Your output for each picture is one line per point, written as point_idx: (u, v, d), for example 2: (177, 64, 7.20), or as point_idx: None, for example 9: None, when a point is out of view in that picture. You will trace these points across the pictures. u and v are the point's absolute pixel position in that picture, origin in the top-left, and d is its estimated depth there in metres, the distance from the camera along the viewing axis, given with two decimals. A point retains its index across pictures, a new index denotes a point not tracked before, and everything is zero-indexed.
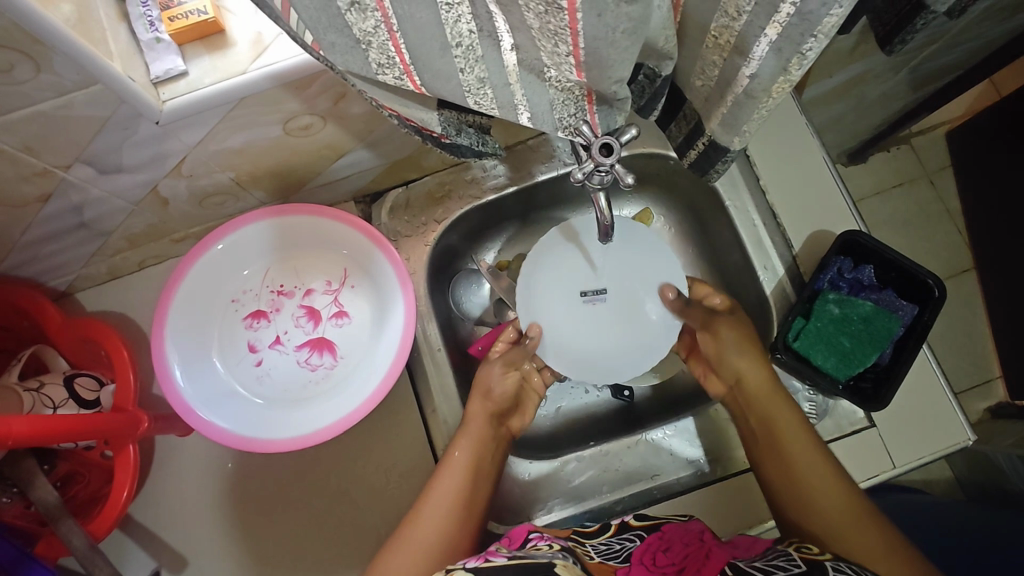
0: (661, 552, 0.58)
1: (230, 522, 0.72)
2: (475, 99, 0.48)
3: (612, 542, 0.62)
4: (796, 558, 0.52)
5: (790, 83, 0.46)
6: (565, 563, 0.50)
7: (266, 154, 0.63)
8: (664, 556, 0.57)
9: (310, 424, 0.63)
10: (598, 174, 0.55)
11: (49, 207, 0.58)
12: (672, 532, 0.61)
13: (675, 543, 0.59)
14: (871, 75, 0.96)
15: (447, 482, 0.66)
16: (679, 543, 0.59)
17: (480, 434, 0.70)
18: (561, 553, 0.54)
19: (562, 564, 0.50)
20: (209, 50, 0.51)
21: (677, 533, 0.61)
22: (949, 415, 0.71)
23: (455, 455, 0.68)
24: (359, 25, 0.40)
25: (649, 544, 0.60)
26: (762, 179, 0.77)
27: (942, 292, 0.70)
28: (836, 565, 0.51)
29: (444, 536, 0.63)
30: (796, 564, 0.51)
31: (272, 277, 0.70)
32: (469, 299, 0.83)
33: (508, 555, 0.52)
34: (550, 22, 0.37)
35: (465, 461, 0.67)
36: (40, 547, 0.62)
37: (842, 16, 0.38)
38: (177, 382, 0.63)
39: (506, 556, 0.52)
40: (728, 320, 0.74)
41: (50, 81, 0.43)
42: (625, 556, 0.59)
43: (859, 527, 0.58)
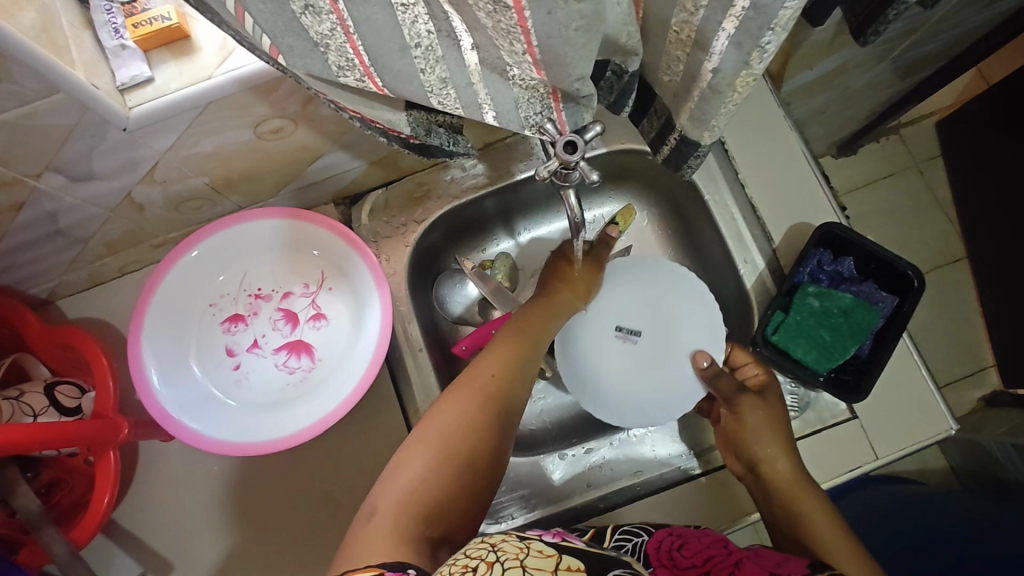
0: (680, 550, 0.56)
1: (215, 526, 0.72)
2: (438, 99, 0.48)
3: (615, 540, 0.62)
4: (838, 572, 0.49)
5: (754, 76, 0.46)
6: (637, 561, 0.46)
7: (240, 158, 0.63)
8: (683, 558, 0.55)
9: (287, 427, 0.64)
10: (564, 172, 0.55)
11: (22, 215, 0.58)
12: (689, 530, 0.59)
13: (692, 541, 0.57)
14: (853, 66, 0.95)
15: (497, 352, 0.63)
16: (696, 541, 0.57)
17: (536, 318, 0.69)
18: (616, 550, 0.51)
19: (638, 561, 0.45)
20: (174, 56, 0.51)
21: (696, 532, 0.59)
22: (930, 406, 0.71)
23: (507, 333, 0.66)
24: (316, 28, 0.40)
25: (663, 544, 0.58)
26: (740, 172, 0.77)
27: (921, 283, 0.70)
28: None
29: (494, 399, 0.58)
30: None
31: (249, 281, 0.70)
32: (452, 299, 0.83)
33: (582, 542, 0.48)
34: (502, 20, 0.37)
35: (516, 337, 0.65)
36: (22, 556, 0.62)
37: (796, 9, 0.38)
38: (154, 388, 0.64)
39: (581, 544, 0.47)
40: (754, 399, 0.69)
41: (11, 90, 0.43)
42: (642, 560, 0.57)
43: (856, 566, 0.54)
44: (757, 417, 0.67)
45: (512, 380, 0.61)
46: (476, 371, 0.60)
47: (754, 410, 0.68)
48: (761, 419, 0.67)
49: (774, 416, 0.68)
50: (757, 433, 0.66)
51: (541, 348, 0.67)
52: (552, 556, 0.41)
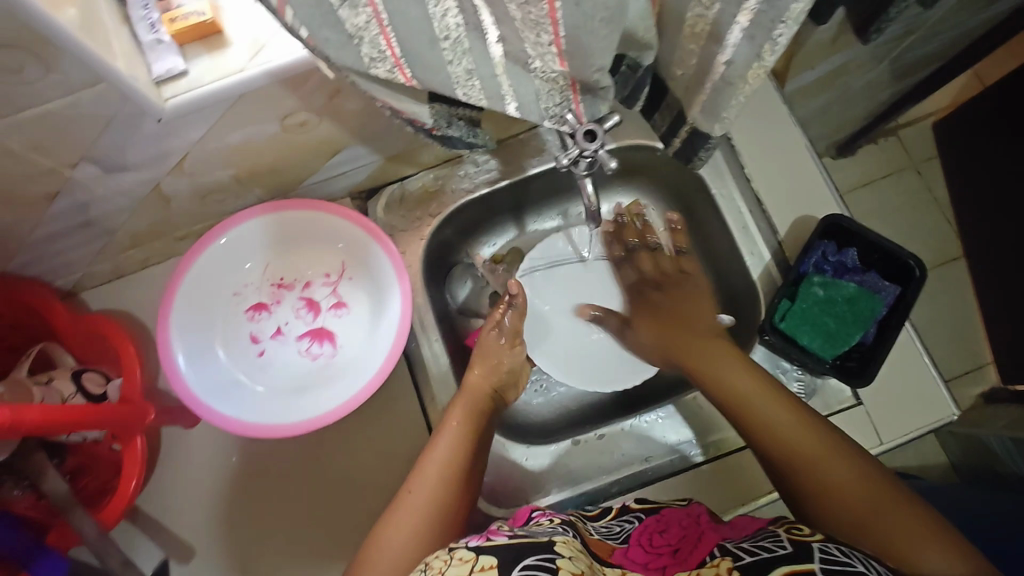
0: (658, 533, 0.60)
1: (236, 512, 0.74)
2: (463, 90, 0.50)
3: (612, 524, 0.65)
4: (783, 539, 0.51)
5: (764, 69, 0.48)
6: (566, 542, 0.52)
7: (265, 152, 0.65)
8: (661, 538, 0.59)
9: (310, 411, 0.65)
10: (584, 160, 0.57)
11: (56, 205, 0.60)
12: (672, 515, 0.63)
13: (671, 526, 0.61)
14: (853, 66, 0.98)
15: (438, 459, 0.63)
16: (676, 526, 0.61)
17: (473, 415, 0.69)
18: (561, 527, 0.57)
19: (562, 543, 0.51)
20: (207, 49, 0.53)
21: (676, 515, 0.63)
22: (933, 393, 0.73)
23: (460, 404, 0.69)
24: (352, 20, 0.42)
25: (648, 527, 0.62)
26: (747, 167, 0.79)
27: (923, 272, 0.71)
28: (823, 547, 0.48)
29: (440, 509, 0.59)
30: (782, 544, 0.50)
31: (272, 271, 0.72)
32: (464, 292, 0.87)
33: (510, 534, 0.53)
34: (532, 12, 0.39)
35: (456, 439, 0.65)
36: (52, 537, 0.64)
37: (808, 2, 0.40)
38: (183, 373, 0.65)
39: (508, 535, 0.53)
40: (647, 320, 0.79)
41: (57, 79, 0.45)
42: (624, 537, 0.61)
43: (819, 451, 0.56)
44: (645, 335, 0.79)
45: (469, 449, 0.65)
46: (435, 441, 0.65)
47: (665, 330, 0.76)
48: (644, 331, 0.80)
49: (674, 329, 0.75)
50: (665, 328, 0.76)
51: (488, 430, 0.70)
52: (466, 561, 0.49)
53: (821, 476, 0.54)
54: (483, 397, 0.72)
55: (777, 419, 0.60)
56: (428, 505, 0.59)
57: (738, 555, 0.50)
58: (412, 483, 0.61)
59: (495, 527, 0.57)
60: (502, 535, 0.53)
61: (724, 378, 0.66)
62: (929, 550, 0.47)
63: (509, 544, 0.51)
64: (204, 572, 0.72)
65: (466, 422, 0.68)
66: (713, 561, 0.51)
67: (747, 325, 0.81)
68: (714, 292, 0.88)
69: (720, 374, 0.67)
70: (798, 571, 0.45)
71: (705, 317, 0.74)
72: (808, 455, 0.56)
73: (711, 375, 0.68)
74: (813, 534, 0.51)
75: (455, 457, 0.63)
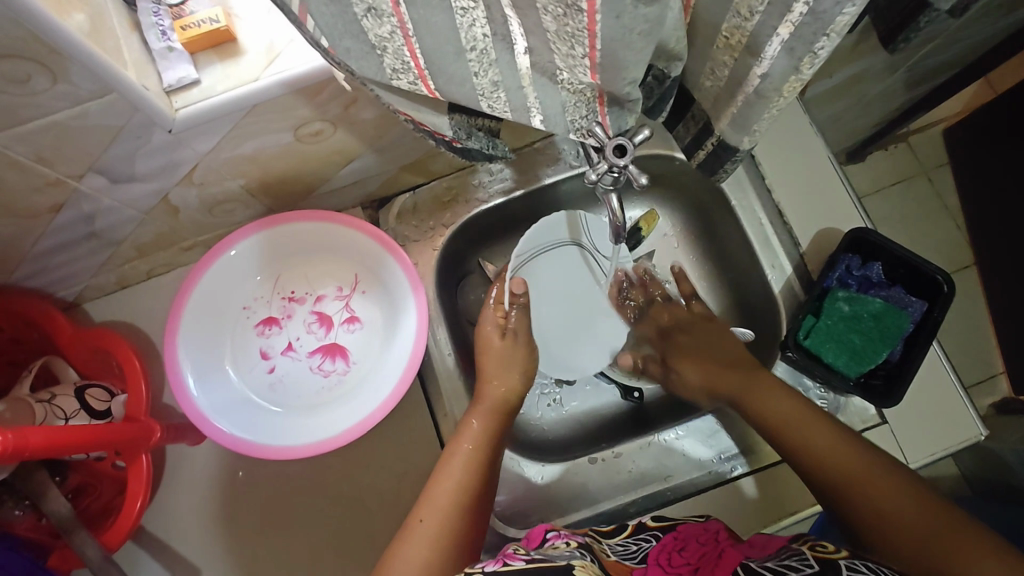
0: (677, 552, 0.58)
1: (243, 531, 0.72)
2: (488, 102, 0.48)
3: (627, 543, 0.62)
4: (810, 559, 0.49)
5: (802, 82, 0.46)
6: (583, 565, 0.50)
7: (276, 162, 0.63)
8: (680, 556, 0.57)
9: (323, 430, 0.63)
10: (612, 176, 0.55)
11: (60, 217, 0.58)
12: (688, 532, 0.61)
13: (690, 543, 0.59)
14: (870, 74, 0.96)
15: (449, 482, 0.61)
16: (695, 543, 0.58)
17: (488, 434, 0.67)
18: (577, 552, 0.55)
19: (580, 567, 0.49)
20: (221, 58, 0.51)
21: (694, 533, 0.61)
22: (960, 411, 0.71)
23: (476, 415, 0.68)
24: (376, 31, 0.40)
25: (665, 546, 0.60)
26: (767, 178, 0.78)
27: (951, 288, 0.69)
28: (851, 564, 0.47)
29: (451, 534, 0.57)
30: (810, 564, 0.48)
31: (282, 284, 0.70)
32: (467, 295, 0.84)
33: (526, 559, 0.51)
34: (568, 24, 0.37)
35: (468, 461, 0.63)
36: (53, 560, 0.62)
37: (854, 14, 0.39)
38: (191, 392, 0.63)
39: (525, 559, 0.50)
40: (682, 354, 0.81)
41: (65, 90, 0.43)
42: (641, 558, 0.59)
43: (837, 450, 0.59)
44: (694, 377, 0.78)
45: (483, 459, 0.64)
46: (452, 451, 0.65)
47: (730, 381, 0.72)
48: (695, 374, 0.78)
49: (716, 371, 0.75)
50: (710, 376, 0.76)
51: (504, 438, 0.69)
52: None
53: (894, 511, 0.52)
54: (497, 412, 0.70)
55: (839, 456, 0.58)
56: (438, 535, 0.57)
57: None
58: (423, 510, 0.59)
59: (509, 551, 0.54)
60: (520, 561, 0.50)
61: (764, 402, 0.67)
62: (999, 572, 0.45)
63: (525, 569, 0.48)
64: None
65: (479, 440, 0.66)
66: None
67: (768, 340, 0.79)
68: (731, 305, 0.86)
69: (776, 406, 0.66)
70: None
71: (732, 347, 0.77)
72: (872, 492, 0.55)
73: (767, 413, 0.67)
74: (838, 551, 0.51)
75: (466, 479, 0.62)
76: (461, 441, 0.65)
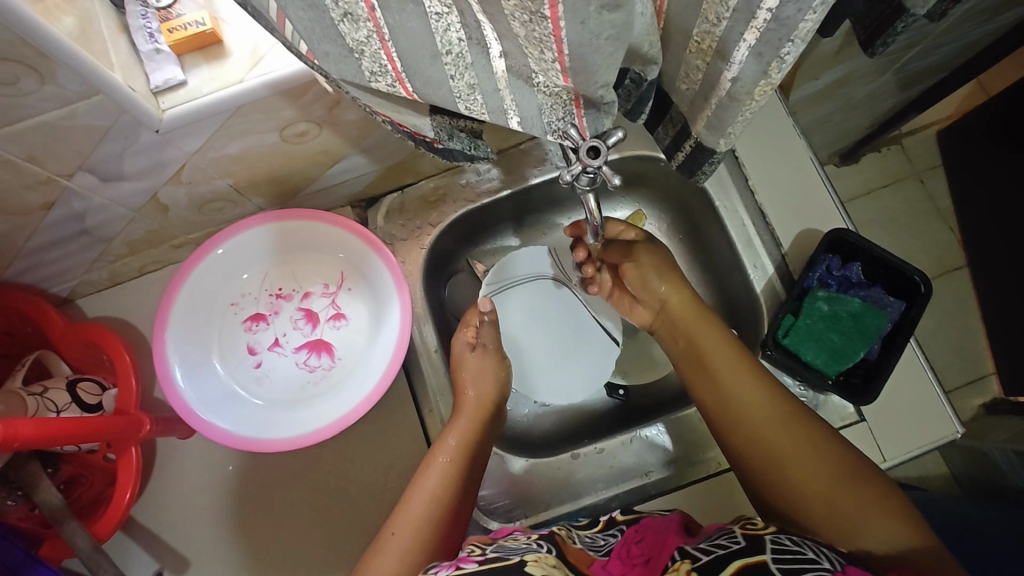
0: (635, 545, 0.59)
1: (232, 523, 0.73)
2: (465, 104, 0.49)
3: (596, 537, 0.64)
4: (738, 536, 0.52)
5: (771, 86, 0.47)
6: (537, 558, 0.51)
7: (263, 161, 0.65)
8: (637, 548, 0.58)
9: (308, 424, 0.65)
10: (586, 176, 0.56)
11: (52, 214, 0.59)
12: (651, 524, 0.62)
13: (647, 535, 0.60)
14: (857, 76, 0.97)
15: (427, 492, 0.63)
16: (651, 534, 0.60)
17: (467, 445, 0.68)
18: (535, 543, 0.57)
19: (533, 562, 0.50)
20: (206, 60, 0.52)
21: (654, 524, 0.61)
22: (937, 410, 0.72)
23: (456, 425, 0.69)
24: (352, 34, 0.41)
25: (627, 539, 0.61)
26: (750, 180, 0.79)
27: (928, 288, 0.71)
28: (774, 540, 0.50)
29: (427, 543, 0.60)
30: (736, 541, 0.51)
31: (270, 281, 0.72)
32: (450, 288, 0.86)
33: (479, 560, 0.52)
34: (536, 30, 0.38)
35: (446, 472, 0.65)
36: (43, 550, 0.63)
37: (816, 20, 0.40)
38: (179, 386, 0.65)
39: (477, 563, 0.51)
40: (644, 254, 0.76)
41: (53, 91, 0.45)
42: (606, 550, 0.60)
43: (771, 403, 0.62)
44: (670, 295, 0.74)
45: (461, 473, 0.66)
46: (431, 460, 0.66)
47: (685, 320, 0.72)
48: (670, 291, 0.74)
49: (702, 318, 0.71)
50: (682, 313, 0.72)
51: (484, 449, 0.70)
52: None
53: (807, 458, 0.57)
54: (479, 419, 0.71)
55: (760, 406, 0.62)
56: (409, 547, 0.59)
57: (696, 555, 0.49)
58: (396, 521, 0.61)
59: (464, 554, 0.54)
60: (472, 561, 0.51)
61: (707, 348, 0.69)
62: (885, 524, 0.51)
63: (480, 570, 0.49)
64: None
65: (460, 449, 0.67)
66: (673, 565, 0.49)
67: (750, 339, 0.81)
68: (715, 304, 0.87)
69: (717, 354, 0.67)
70: (749, 564, 0.46)
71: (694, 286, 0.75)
72: (783, 455, 0.59)
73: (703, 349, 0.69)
74: (766, 528, 0.54)
75: (445, 490, 0.63)
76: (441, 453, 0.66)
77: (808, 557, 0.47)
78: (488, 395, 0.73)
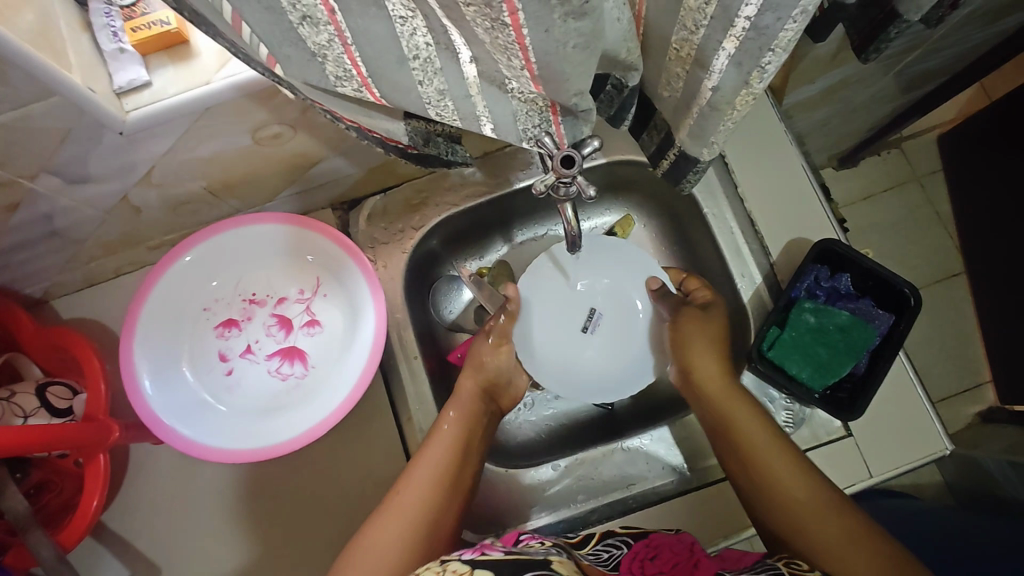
0: (649, 559, 0.58)
1: (205, 530, 0.72)
2: (436, 110, 0.47)
3: (598, 552, 0.62)
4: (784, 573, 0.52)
5: (754, 95, 0.46)
6: (560, 561, 0.52)
7: (238, 164, 0.63)
8: (653, 565, 0.57)
9: (279, 434, 0.64)
10: (560, 187, 0.54)
11: (17, 216, 0.58)
12: (661, 539, 0.62)
13: (663, 552, 0.59)
14: (856, 80, 0.95)
15: (432, 459, 0.63)
16: (669, 551, 0.59)
17: (471, 417, 0.69)
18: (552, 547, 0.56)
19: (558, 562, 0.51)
20: (173, 60, 0.51)
21: (667, 542, 0.61)
22: (926, 426, 0.71)
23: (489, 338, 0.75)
24: (314, 38, 0.40)
25: (638, 552, 0.60)
26: (739, 187, 0.77)
27: (918, 301, 0.69)
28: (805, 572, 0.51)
29: (428, 521, 0.59)
30: None
31: (243, 286, 0.70)
32: (451, 307, 0.83)
33: (504, 549, 0.53)
34: (500, 37, 0.36)
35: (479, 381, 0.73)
36: (8, 558, 0.62)
37: (796, 30, 0.38)
38: (147, 393, 0.64)
39: (503, 550, 0.53)
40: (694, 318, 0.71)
41: (7, 93, 0.43)
42: (614, 564, 0.59)
43: (778, 465, 0.60)
44: (714, 363, 0.68)
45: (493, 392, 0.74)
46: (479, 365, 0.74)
47: (716, 391, 0.68)
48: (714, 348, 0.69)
49: (714, 373, 0.68)
50: (716, 376, 0.68)
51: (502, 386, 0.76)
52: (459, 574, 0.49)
53: (815, 512, 0.56)
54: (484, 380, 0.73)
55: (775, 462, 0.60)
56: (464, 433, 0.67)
57: None
58: (402, 483, 0.61)
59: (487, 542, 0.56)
60: (497, 552, 0.53)
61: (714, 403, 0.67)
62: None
63: (500, 561, 0.51)
64: None
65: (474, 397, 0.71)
66: None
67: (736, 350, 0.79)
68: None
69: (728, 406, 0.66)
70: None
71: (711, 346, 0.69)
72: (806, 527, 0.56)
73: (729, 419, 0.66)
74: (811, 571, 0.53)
75: (446, 464, 0.63)
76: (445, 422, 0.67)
77: None
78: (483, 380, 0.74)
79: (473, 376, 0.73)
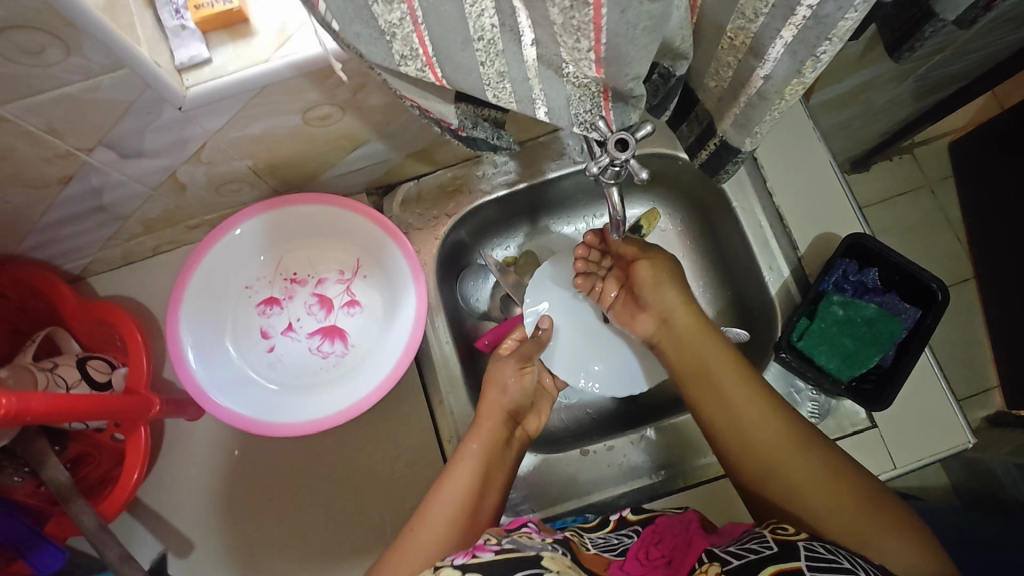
0: (653, 545, 0.59)
1: (236, 506, 0.73)
2: (494, 92, 0.48)
3: (608, 537, 0.64)
4: (769, 541, 0.53)
5: (803, 85, 0.47)
6: (553, 555, 0.51)
7: (283, 144, 0.64)
8: (655, 549, 0.58)
9: (319, 410, 0.65)
10: (612, 169, 0.56)
11: (69, 188, 0.59)
12: (665, 523, 0.62)
13: (665, 535, 0.60)
14: (878, 83, 0.96)
15: (448, 501, 0.62)
16: (669, 535, 0.60)
17: (493, 448, 0.67)
18: (550, 543, 0.56)
19: (549, 558, 0.50)
20: (232, 38, 0.51)
21: (670, 526, 0.61)
22: (949, 420, 0.72)
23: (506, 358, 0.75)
24: (386, 16, 0.41)
25: (643, 539, 0.61)
26: (769, 182, 0.79)
27: (946, 296, 0.70)
28: (808, 546, 0.51)
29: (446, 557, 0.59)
30: (767, 547, 0.52)
31: (284, 266, 0.72)
32: (477, 295, 0.84)
33: (496, 550, 0.51)
34: (575, 17, 0.38)
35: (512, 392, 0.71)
36: (49, 527, 0.63)
37: (856, 19, 0.40)
38: (191, 365, 0.65)
39: (493, 551, 0.51)
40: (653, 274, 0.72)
41: (78, 63, 0.44)
42: (621, 550, 0.60)
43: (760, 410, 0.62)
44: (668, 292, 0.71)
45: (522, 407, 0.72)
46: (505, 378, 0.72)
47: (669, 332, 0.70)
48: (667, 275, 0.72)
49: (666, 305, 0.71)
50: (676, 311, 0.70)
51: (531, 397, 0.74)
52: None
53: (831, 510, 0.55)
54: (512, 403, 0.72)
55: (802, 468, 0.57)
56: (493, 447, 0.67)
57: (726, 560, 0.51)
58: (416, 522, 0.61)
59: (481, 542, 0.54)
60: (487, 552, 0.51)
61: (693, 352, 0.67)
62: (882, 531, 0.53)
63: (494, 561, 0.49)
64: (202, 566, 0.71)
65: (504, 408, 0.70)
66: (701, 568, 0.52)
67: (761, 342, 0.80)
68: (728, 306, 0.87)
69: (747, 402, 0.62)
70: (785, 569, 0.48)
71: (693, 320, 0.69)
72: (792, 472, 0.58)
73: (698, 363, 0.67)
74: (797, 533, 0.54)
75: (461, 504, 0.62)
76: (465, 455, 0.65)
77: (843, 567, 0.48)
78: (505, 398, 0.71)
79: (500, 397, 0.70)
